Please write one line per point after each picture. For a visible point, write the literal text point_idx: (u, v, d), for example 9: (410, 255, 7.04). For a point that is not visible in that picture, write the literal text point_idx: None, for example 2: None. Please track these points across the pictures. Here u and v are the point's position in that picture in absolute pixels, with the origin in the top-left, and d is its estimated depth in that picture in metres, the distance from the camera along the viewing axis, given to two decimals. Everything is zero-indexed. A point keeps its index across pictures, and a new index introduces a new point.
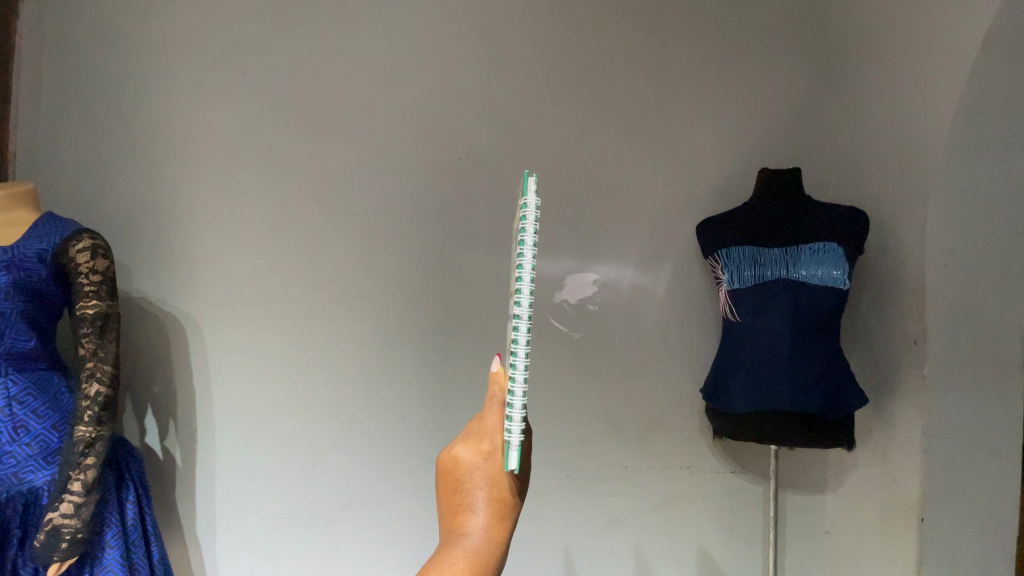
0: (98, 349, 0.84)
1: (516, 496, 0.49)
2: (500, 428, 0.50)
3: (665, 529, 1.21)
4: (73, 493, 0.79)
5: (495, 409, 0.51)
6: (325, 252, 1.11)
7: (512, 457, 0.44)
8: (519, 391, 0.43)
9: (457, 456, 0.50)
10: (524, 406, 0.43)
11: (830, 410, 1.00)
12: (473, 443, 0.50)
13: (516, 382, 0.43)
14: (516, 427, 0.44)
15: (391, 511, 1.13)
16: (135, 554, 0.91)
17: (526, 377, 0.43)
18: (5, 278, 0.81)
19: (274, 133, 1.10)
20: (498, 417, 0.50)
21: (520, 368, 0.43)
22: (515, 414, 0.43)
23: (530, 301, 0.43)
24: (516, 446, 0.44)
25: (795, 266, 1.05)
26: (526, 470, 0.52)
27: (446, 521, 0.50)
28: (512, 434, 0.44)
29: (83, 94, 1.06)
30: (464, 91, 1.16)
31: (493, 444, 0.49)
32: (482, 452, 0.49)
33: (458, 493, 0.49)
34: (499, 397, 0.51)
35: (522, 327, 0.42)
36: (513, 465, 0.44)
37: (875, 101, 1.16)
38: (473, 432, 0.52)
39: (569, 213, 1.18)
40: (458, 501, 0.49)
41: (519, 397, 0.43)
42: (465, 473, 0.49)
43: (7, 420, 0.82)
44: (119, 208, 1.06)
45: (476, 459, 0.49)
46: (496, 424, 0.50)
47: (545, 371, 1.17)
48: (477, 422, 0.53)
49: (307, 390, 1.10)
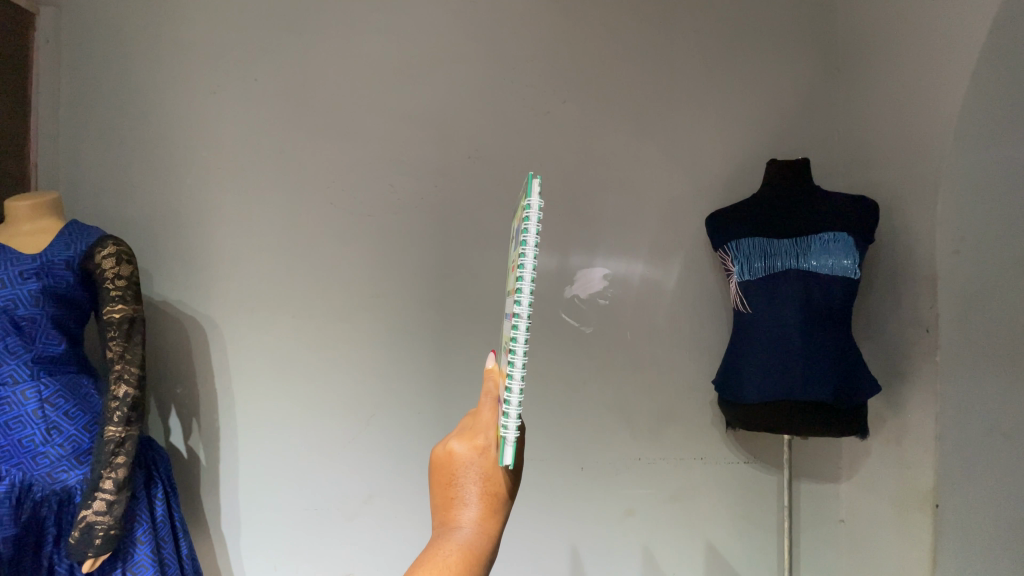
0: (125, 351, 0.87)
1: (506, 491, 0.51)
2: (494, 423, 0.51)
3: (679, 521, 1.23)
4: (104, 491, 0.82)
5: (490, 404, 0.53)
6: (339, 253, 1.13)
7: (507, 453, 0.45)
8: (516, 388, 0.44)
9: (451, 451, 0.51)
10: (521, 402, 0.44)
11: (843, 398, 1.01)
12: (467, 438, 0.52)
13: (514, 380, 0.44)
14: (512, 424, 0.44)
15: (407, 507, 1.15)
16: (165, 549, 0.94)
17: (524, 374, 0.43)
18: (36, 284, 0.85)
19: (288, 138, 1.12)
20: (493, 413, 0.52)
21: (518, 364, 0.43)
22: (512, 411, 0.44)
23: (530, 300, 0.43)
24: (511, 441, 0.45)
25: (805, 257, 1.06)
26: (518, 466, 0.53)
27: (438, 515, 0.50)
28: (508, 430, 0.45)
29: (102, 103, 1.09)
30: (471, 91, 1.17)
31: (486, 440, 0.51)
32: (477, 447, 0.51)
33: (452, 486, 0.50)
34: (493, 393, 0.53)
35: (521, 325, 0.43)
36: (507, 461, 0.45)
37: (882, 90, 1.16)
38: (468, 427, 0.54)
39: (578, 208, 1.19)
40: (451, 495, 0.50)
41: (517, 394, 0.44)
42: (458, 467, 0.50)
43: (41, 422, 0.85)
44: (139, 214, 1.09)
45: (470, 454, 0.51)
46: (491, 419, 0.52)
47: (557, 365, 1.18)
48: (471, 418, 0.55)
49: (327, 389, 1.13)
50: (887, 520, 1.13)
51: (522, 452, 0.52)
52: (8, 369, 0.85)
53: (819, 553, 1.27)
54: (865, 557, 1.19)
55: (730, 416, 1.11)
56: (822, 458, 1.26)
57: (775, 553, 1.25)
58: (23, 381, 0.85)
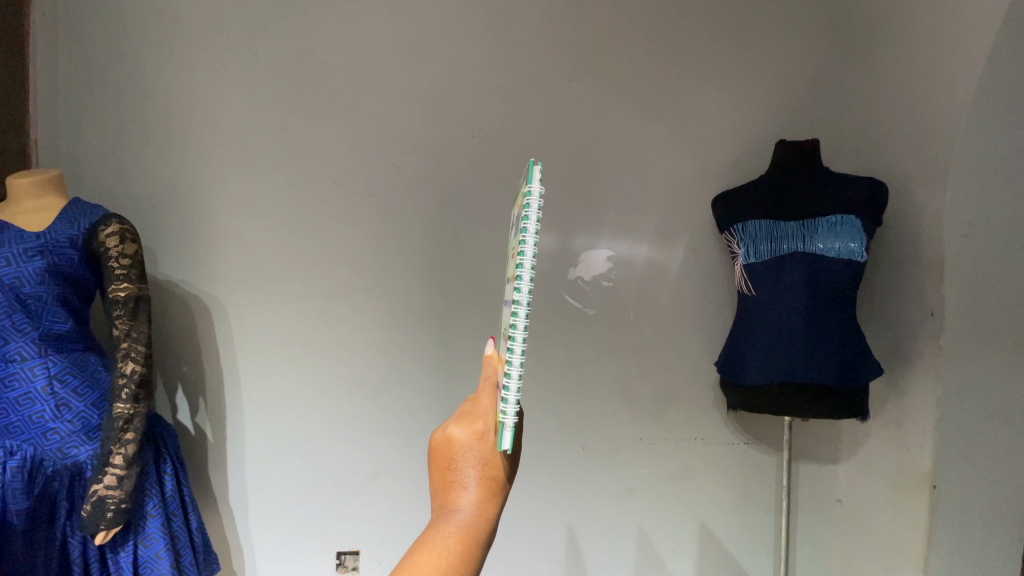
0: (131, 330, 0.88)
1: (505, 475, 0.51)
2: (492, 409, 0.52)
3: (679, 500, 1.25)
4: (114, 466, 0.83)
5: (489, 390, 0.53)
6: (342, 233, 1.13)
7: (506, 438, 0.45)
8: (515, 376, 0.44)
9: (450, 436, 0.52)
10: (520, 389, 0.44)
11: (844, 381, 1.01)
12: (466, 423, 0.52)
13: (513, 368, 0.44)
14: (510, 410, 0.44)
15: (411, 483, 1.17)
16: (175, 523, 0.96)
17: (523, 362, 0.43)
18: (41, 262, 0.85)
19: (289, 116, 1.11)
20: (492, 399, 0.52)
21: (517, 350, 0.44)
22: (510, 397, 0.44)
23: (530, 288, 0.43)
24: (510, 427, 0.45)
25: (811, 240, 1.05)
26: (517, 451, 0.53)
27: (438, 498, 0.51)
28: (506, 416, 0.45)
29: (101, 79, 1.07)
30: (475, 69, 1.15)
31: (485, 425, 0.51)
32: (475, 432, 0.51)
33: (451, 470, 0.51)
34: (493, 379, 0.54)
35: (521, 312, 0.43)
36: (506, 445, 0.45)
37: (895, 70, 1.13)
38: (467, 412, 0.54)
39: (584, 189, 1.18)
40: (451, 478, 0.50)
41: (515, 382, 0.44)
42: (458, 451, 0.51)
43: (50, 398, 0.86)
44: (141, 192, 1.08)
45: (469, 439, 0.51)
46: (490, 405, 0.52)
47: (560, 346, 1.19)
48: (470, 403, 0.55)
49: (332, 369, 1.14)
50: (884, 501, 1.14)
51: (521, 437, 0.52)
52: (14, 345, 0.85)
53: (816, 531, 1.29)
54: (861, 537, 1.21)
55: (732, 397, 1.12)
56: (822, 440, 1.27)
57: (772, 532, 1.27)
58: (32, 358, 0.86)
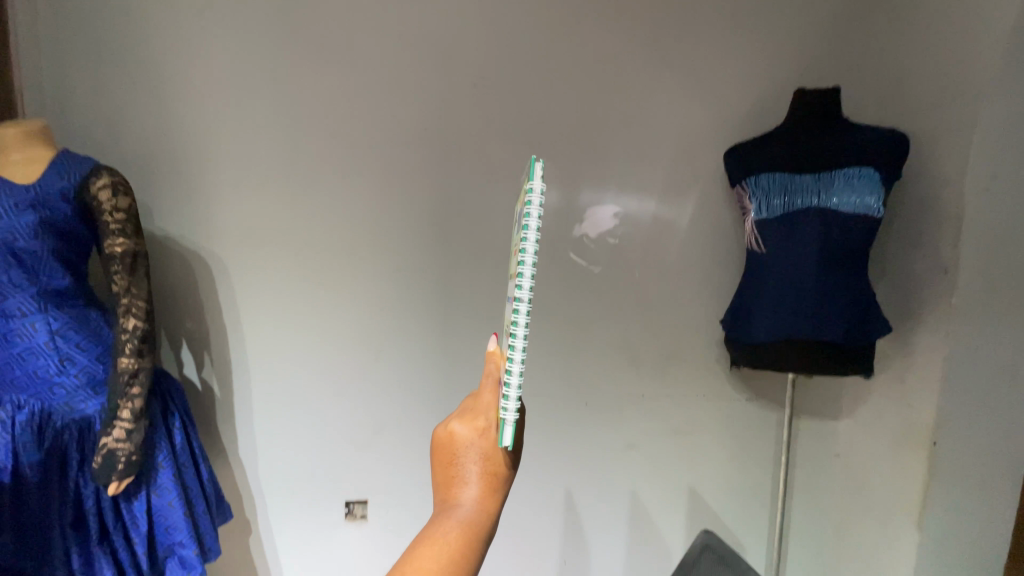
0: (131, 285, 0.87)
1: (507, 470, 0.50)
2: (494, 405, 0.51)
3: (680, 454, 1.26)
4: (123, 420, 0.85)
5: (491, 387, 0.52)
6: (342, 186, 1.10)
7: (506, 434, 0.45)
8: (516, 373, 0.43)
9: (452, 432, 0.51)
10: (521, 386, 0.43)
11: (852, 338, 1.00)
12: (468, 419, 0.51)
13: (514, 366, 0.43)
14: (511, 407, 0.44)
15: (417, 437, 1.19)
16: (187, 474, 0.99)
17: (524, 360, 0.42)
18: (33, 216, 0.83)
19: (282, 63, 1.05)
20: (494, 395, 0.51)
21: (518, 348, 0.42)
22: (511, 394, 0.43)
23: (531, 285, 0.42)
24: (510, 423, 0.44)
25: (827, 194, 1.01)
26: (519, 446, 0.53)
27: (440, 493, 0.51)
28: (507, 412, 0.44)
29: (82, 23, 1.01)
30: (477, 12, 1.08)
31: (487, 421, 0.50)
32: (477, 428, 0.50)
33: (453, 465, 0.50)
34: (494, 375, 0.53)
35: (522, 308, 0.42)
36: (506, 442, 0.45)
37: (927, 12, 1.06)
38: (469, 408, 0.53)
39: (592, 142, 1.14)
40: (452, 473, 0.50)
41: (516, 379, 0.43)
42: (459, 447, 0.50)
43: (53, 353, 0.86)
44: (134, 145, 1.05)
45: (470, 435, 0.50)
46: (491, 401, 0.51)
47: (565, 303, 1.18)
48: (472, 399, 0.54)
49: (337, 324, 1.13)
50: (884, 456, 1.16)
51: (522, 434, 0.51)
52: (14, 301, 0.84)
53: (813, 484, 1.30)
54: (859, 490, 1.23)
55: (737, 354, 1.11)
56: None
57: (771, 484, 1.29)
58: (31, 313, 0.85)
